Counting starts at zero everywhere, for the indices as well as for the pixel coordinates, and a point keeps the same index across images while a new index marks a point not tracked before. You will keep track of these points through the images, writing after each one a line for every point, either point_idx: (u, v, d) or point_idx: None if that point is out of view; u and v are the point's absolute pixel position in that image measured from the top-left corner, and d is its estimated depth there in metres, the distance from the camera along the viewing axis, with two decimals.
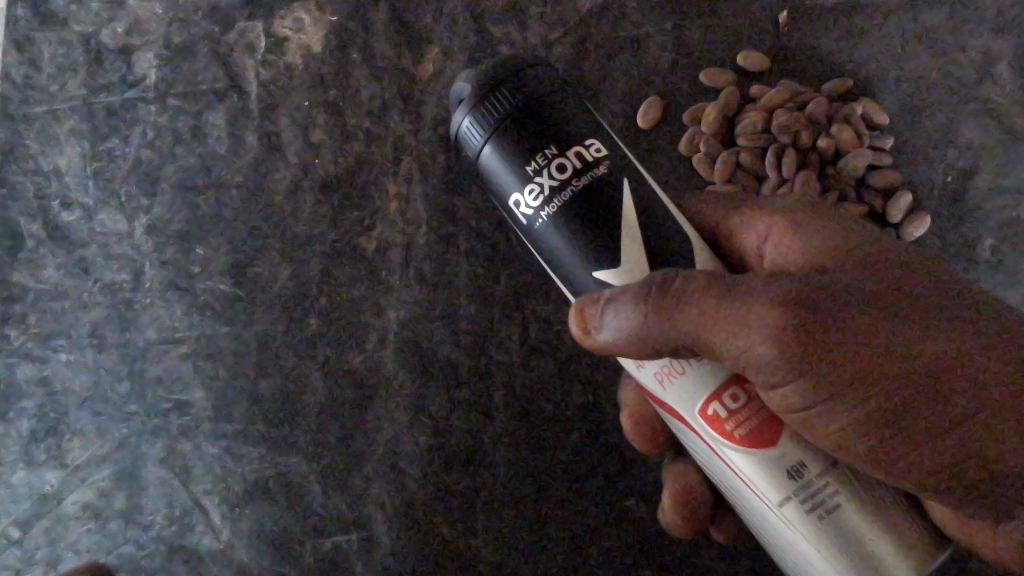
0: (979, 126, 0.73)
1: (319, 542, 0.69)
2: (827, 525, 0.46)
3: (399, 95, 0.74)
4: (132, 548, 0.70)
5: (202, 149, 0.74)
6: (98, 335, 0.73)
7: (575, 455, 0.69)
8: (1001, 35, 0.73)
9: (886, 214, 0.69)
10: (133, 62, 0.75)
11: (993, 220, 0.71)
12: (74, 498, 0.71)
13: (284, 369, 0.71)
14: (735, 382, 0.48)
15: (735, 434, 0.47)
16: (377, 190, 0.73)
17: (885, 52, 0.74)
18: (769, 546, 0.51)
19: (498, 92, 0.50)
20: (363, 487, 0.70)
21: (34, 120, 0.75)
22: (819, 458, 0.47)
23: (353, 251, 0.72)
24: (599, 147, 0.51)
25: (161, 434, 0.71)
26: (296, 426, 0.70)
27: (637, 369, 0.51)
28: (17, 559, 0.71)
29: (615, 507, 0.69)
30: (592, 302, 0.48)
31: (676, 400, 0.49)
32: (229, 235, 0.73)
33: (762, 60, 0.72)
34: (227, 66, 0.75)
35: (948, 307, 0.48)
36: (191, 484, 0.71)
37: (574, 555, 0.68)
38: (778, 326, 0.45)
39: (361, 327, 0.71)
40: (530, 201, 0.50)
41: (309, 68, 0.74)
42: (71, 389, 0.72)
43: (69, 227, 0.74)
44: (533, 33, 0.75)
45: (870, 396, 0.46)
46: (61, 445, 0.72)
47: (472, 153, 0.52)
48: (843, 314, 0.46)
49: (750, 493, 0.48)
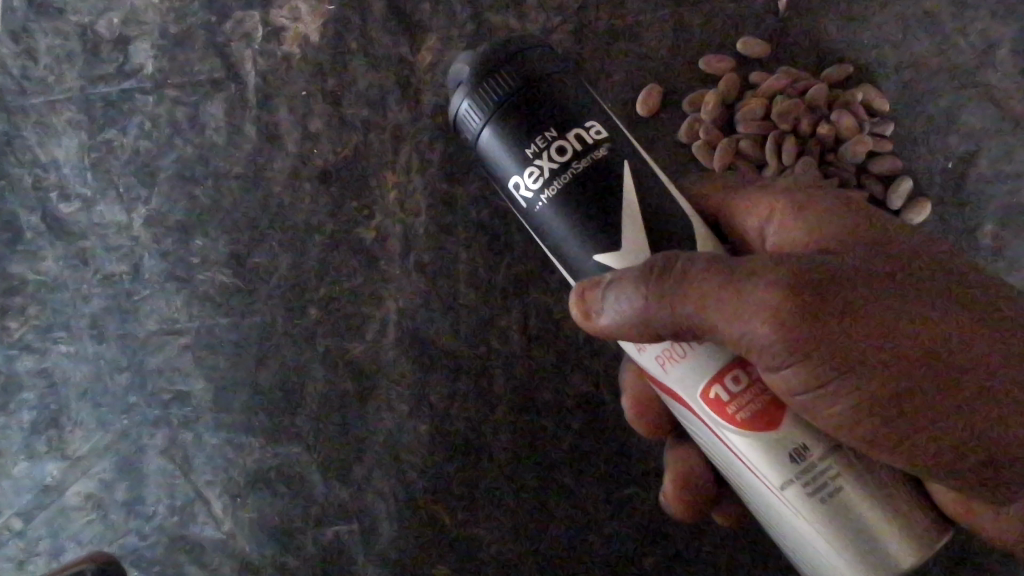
0: (980, 112, 0.72)
1: (320, 532, 0.69)
2: (829, 508, 0.46)
3: (397, 84, 0.73)
4: (134, 540, 0.70)
5: (200, 140, 0.73)
6: (98, 326, 0.72)
7: (577, 444, 0.69)
8: (1004, 22, 0.73)
9: (886, 201, 0.69)
10: (130, 52, 0.74)
11: (993, 206, 0.71)
12: (76, 489, 0.71)
13: (285, 360, 0.70)
14: (737, 365, 0.47)
15: (738, 417, 0.46)
16: (377, 179, 0.72)
17: (887, 37, 0.73)
18: (771, 530, 0.50)
19: (498, 74, 0.49)
20: (364, 477, 0.69)
21: (31, 111, 0.74)
22: (822, 440, 0.47)
23: (351, 240, 0.71)
24: (600, 129, 0.50)
25: (161, 426, 0.70)
26: (298, 417, 0.70)
27: (637, 353, 0.50)
28: (19, 549, 0.70)
29: (616, 495, 0.68)
30: (593, 284, 0.47)
31: (676, 382, 0.48)
32: (228, 225, 0.72)
33: (761, 48, 0.71)
34: (225, 56, 0.73)
35: (949, 290, 0.48)
36: (192, 474, 0.70)
37: (574, 543, 0.68)
38: (779, 309, 0.44)
39: (361, 317, 0.70)
40: (529, 183, 0.49)
41: (307, 58, 0.73)
42: (71, 380, 0.71)
43: (68, 217, 0.73)
44: (532, 20, 0.74)
45: (869, 380, 0.45)
46: (62, 437, 0.71)
47: (471, 135, 0.51)
48: (848, 297, 0.45)
49: (752, 476, 0.47)
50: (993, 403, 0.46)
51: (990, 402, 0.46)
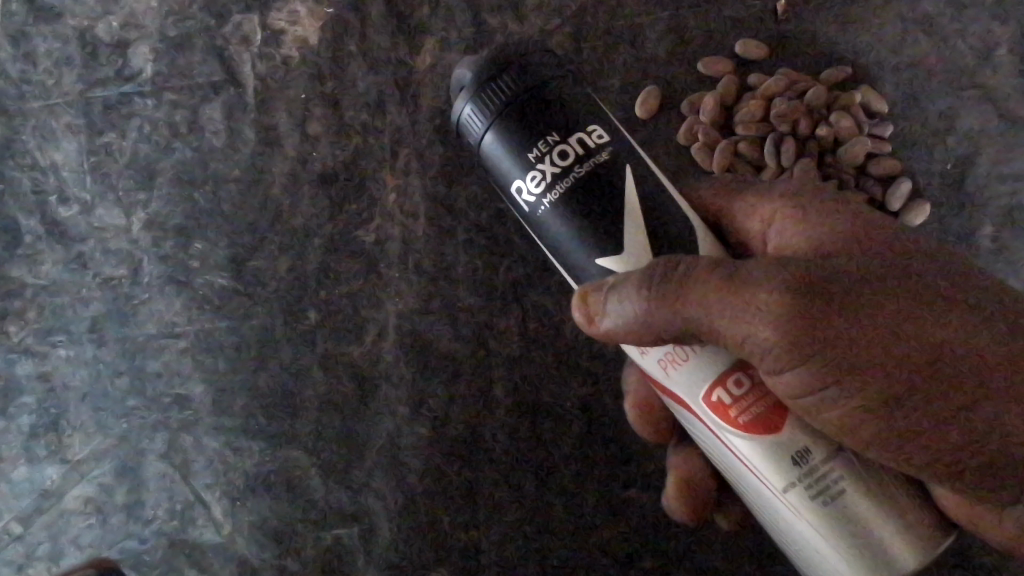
0: (979, 114, 0.72)
1: (320, 535, 0.69)
2: (831, 511, 0.46)
3: (396, 87, 0.73)
4: (134, 544, 0.70)
5: (200, 143, 0.73)
6: (98, 330, 0.72)
7: (577, 446, 0.69)
8: (1003, 23, 0.73)
9: (886, 202, 0.69)
10: (129, 56, 0.74)
11: (993, 208, 0.71)
12: (75, 493, 0.70)
13: (284, 363, 0.70)
14: (739, 368, 0.47)
15: (740, 421, 0.46)
16: (376, 182, 0.72)
17: (886, 39, 0.73)
18: (773, 533, 0.50)
19: (501, 79, 0.50)
20: (364, 479, 0.69)
21: (30, 115, 0.74)
22: (825, 443, 0.47)
23: (351, 242, 0.71)
24: (602, 133, 0.50)
25: (160, 429, 0.70)
26: (297, 420, 0.70)
27: (640, 355, 0.50)
28: (18, 553, 0.70)
29: (617, 497, 0.68)
30: (595, 288, 0.47)
31: (679, 385, 0.48)
32: (227, 228, 0.72)
33: (760, 50, 0.72)
34: (224, 59, 0.73)
35: (950, 292, 0.48)
36: (192, 477, 0.70)
37: (574, 545, 0.68)
38: (782, 313, 0.44)
39: (361, 319, 0.70)
40: (531, 188, 0.49)
41: (306, 61, 0.73)
42: (71, 384, 0.71)
43: (67, 221, 0.73)
44: (531, 23, 0.74)
45: (871, 384, 0.45)
46: (62, 440, 0.71)
47: (474, 139, 0.51)
48: (850, 301, 0.45)
49: (755, 479, 0.47)
50: (995, 407, 0.46)
51: (990, 404, 0.46)
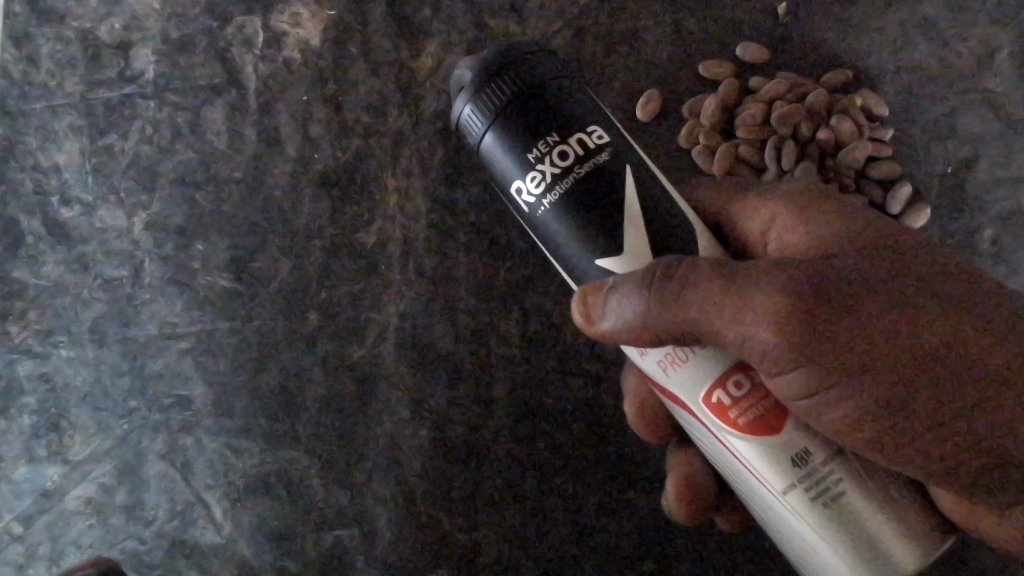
0: (980, 118, 0.72)
1: (320, 536, 0.69)
2: (831, 513, 0.46)
3: (397, 90, 0.73)
4: (134, 544, 0.70)
5: (201, 144, 0.73)
6: (99, 331, 0.72)
7: (578, 448, 0.69)
8: (1003, 27, 0.73)
9: (886, 205, 0.69)
10: (132, 57, 0.74)
11: (992, 211, 0.71)
12: (76, 493, 0.70)
13: (284, 365, 0.70)
14: (739, 369, 0.47)
15: (740, 422, 0.46)
16: (377, 184, 0.72)
17: (886, 43, 0.73)
18: (774, 534, 0.50)
19: (500, 80, 0.50)
20: (364, 480, 0.69)
21: (33, 116, 0.74)
22: (824, 444, 0.47)
23: (352, 244, 0.71)
24: (602, 134, 0.50)
25: (161, 430, 0.70)
26: (298, 421, 0.70)
27: (639, 357, 0.50)
28: (19, 553, 0.70)
29: (617, 499, 0.68)
30: (595, 289, 0.48)
31: (679, 387, 0.48)
32: (228, 230, 0.72)
33: (761, 52, 0.72)
34: (226, 61, 0.74)
35: (951, 293, 0.48)
36: (192, 478, 0.70)
37: (574, 546, 0.68)
38: (779, 314, 0.44)
39: (362, 321, 0.71)
40: (531, 188, 0.50)
41: (307, 63, 0.74)
42: (72, 384, 0.71)
43: (68, 223, 0.73)
44: (533, 26, 0.74)
45: (869, 384, 0.45)
46: (63, 441, 0.71)
47: (473, 140, 0.51)
48: (848, 302, 0.45)
49: (754, 480, 0.47)
50: (995, 408, 0.46)
51: (990, 404, 0.46)
